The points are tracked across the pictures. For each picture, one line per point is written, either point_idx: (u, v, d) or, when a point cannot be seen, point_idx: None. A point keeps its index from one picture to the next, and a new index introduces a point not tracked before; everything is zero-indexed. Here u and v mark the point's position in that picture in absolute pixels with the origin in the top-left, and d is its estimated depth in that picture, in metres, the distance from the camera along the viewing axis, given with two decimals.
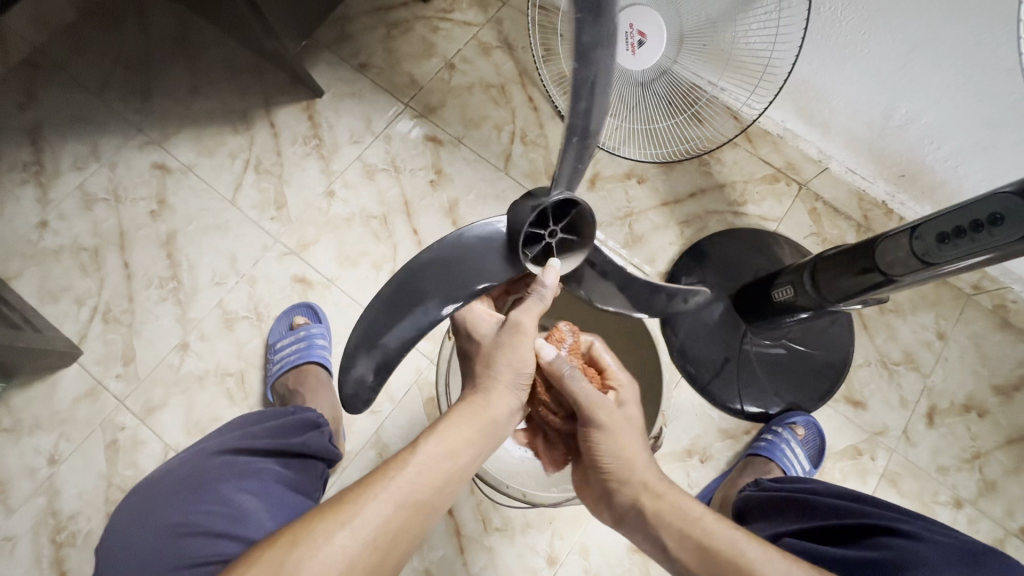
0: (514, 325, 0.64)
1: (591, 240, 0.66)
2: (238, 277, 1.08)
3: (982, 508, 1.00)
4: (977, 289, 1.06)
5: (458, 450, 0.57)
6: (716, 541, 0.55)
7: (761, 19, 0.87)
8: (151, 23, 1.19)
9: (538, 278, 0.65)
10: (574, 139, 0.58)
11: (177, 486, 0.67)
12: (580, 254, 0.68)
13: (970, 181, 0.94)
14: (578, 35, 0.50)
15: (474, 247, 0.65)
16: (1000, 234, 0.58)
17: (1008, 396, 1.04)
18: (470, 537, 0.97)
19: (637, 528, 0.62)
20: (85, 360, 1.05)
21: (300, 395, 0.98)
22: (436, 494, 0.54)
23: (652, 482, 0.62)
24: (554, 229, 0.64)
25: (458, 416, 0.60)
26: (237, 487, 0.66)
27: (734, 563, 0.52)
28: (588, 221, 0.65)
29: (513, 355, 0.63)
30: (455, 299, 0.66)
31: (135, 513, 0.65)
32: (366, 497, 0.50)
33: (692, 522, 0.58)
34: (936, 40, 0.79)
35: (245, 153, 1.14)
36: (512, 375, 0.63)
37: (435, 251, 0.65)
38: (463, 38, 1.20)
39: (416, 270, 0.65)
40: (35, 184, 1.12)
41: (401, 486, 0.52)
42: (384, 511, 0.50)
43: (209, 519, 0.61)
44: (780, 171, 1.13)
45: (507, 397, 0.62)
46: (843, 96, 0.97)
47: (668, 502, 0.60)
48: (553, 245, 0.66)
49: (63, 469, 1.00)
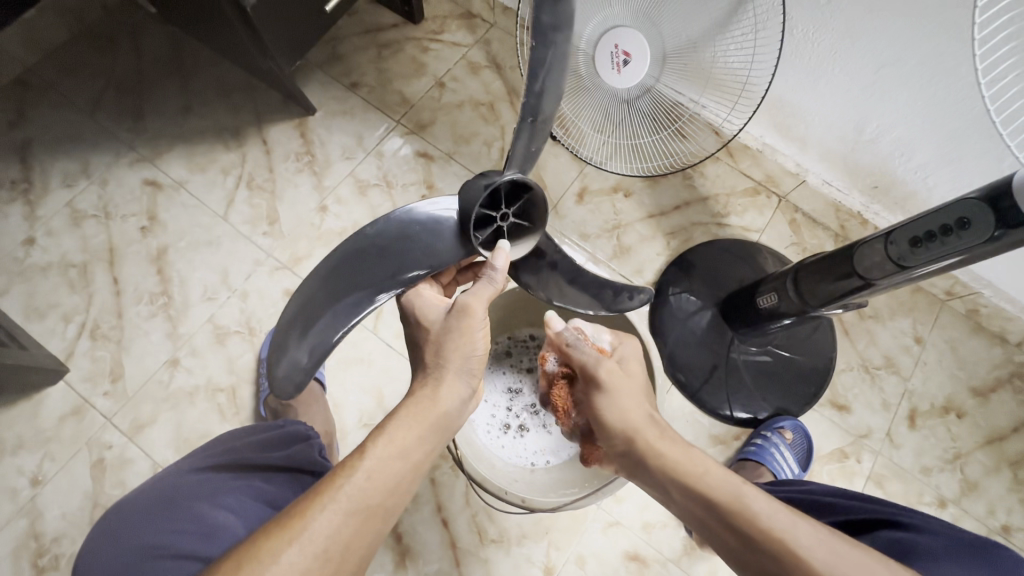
0: (463, 309, 0.62)
1: (542, 226, 0.68)
2: (230, 292, 1.08)
3: (965, 507, 1.03)
4: (950, 295, 1.10)
5: (408, 450, 0.55)
6: (719, 494, 0.56)
7: (738, 40, 0.91)
8: (144, 44, 1.21)
9: (488, 263, 0.64)
10: (528, 119, 0.64)
11: (153, 504, 0.63)
12: (530, 241, 0.69)
13: (937, 191, 0.99)
14: (536, 14, 0.59)
15: (425, 225, 0.66)
16: (966, 238, 0.62)
17: (985, 397, 1.08)
18: (466, 549, 0.96)
19: (646, 484, 0.64)
20: (72, 378, 1.03)
21: (293, 408, 0.95)
22: (390, 497, 0.52)
23: (651, 437, 0.64)
24: (506, 212, 0.66)
25: (406, 413, 0.58)
26: (212, 503, 0.62)
27: (739, 516, 0.53)
28: (540, 207, 0.67)
29: (460, 340, 0.61)
30: (400, 280, 0.66)
31: (107, 532, 0.61)
32: (315, 510, 0.48)
33: (696, 475, 0.59)
34: (899, 61, 0.85)
35: (237, 169, 1.15)
36: (461, 362, 0.61)
37: (386, 227, 0.66)
38: (453, 58, 1.23)
39: (363, 243, 0.65)
40: (23, 202, 1.12)
41: (351, 493, 0.50)
42: (334, 521, 0.48)
43: (181, 537, 0.57)
44: (760, 184, 1.18)
45: (457, 385, 0.60)
46: (817, 112, 1.02)
47: (672, 459, 0.61)
48: (504, 229, 0.67)
49: (47, 490, 0.98)
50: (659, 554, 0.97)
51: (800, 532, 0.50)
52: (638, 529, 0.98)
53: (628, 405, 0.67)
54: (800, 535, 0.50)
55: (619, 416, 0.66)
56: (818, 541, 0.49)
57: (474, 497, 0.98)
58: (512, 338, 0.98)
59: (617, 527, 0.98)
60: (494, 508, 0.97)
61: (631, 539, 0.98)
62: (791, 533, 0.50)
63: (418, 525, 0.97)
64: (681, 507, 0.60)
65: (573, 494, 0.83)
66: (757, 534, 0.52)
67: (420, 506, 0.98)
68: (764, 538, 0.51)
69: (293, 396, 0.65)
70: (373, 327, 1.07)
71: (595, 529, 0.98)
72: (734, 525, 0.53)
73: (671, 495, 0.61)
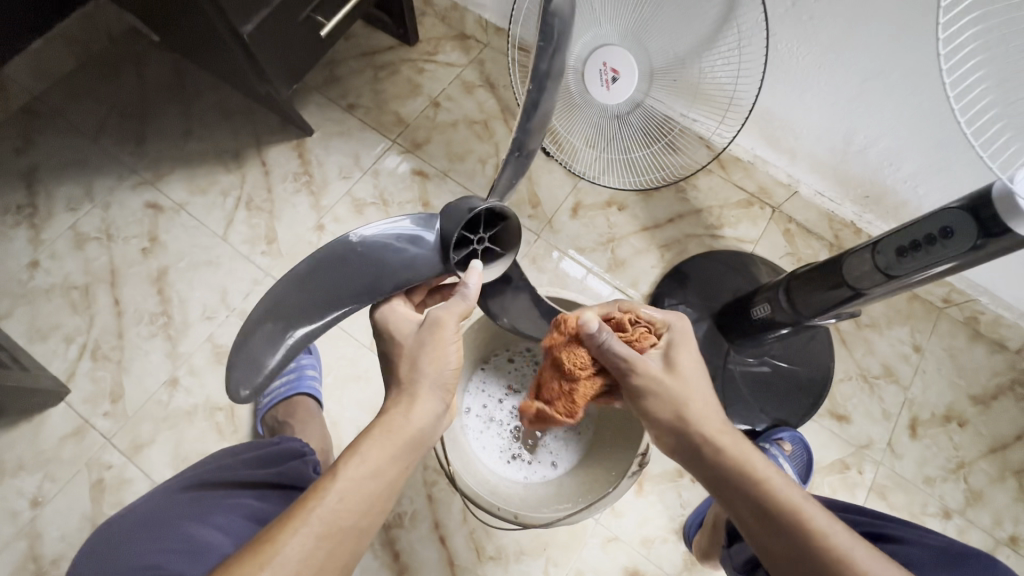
0: (435, 322, 0.63)
1: (514, 252, 0.69)
2: (229, 311, 1.10)
3: (971, 518, 1.01)
4: (947, 303, 1.09)
5: (381, 469, 0.55)
6: (783, 502, 0.53)
7: (725, 55, 0.92)
8: (147, 71, 1.24)
9: (461, 282, 0.66)
10: (513, 153, 0.69)
11: (142, 523, 0.63)
12: (503, 262, 0.70)
13: (929, 200, 0.99)
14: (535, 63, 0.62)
15: (407, 242, 0.67)
16: (950, 246, 0.62)
17: (986, 405, 1.07)
18: (464, 567, 0.96)
19: (692, 464, 0.61)
20: (73, 400, 1.04)
21: (290, 427, 0.96)
22: (365, 516, 0.52)
23: (712, 427, 0.60)
24: (481, 236, 0.67)
25: (379, 432, 0.57)
26: (201, 522, 0.62)
27: (804, 528, 0.51)
28: (514, 235, 0.69)
29: (434, 353, 0.61)
30: (375, 293, 0.67)
31: (98, 551, 0.61)
32: (287, 534, 0.48)
33: (758, 477, 0.55)
34: (885, 73, 0.86)
35: (236, 191, 1.17)
36: (435, 375, 0.61)
37: (373, 239, 0.67)
38: (447, 78, 1.26)
39: (345, 250, 0.66)
40: (27, 226, 1.14)
41: (323, 515, 0.50)
42: (306, 545, 0.48)
43: (169, 556, 0.57)
44: (754, 196, 1.19)
45: (430, 400, 0.60)
46: (806, 124, 1.02)
47: (737, 448, 0.58)
48: (479, 252, 0.68)
49: (46, 511, 0.98)
50: (659, 569, 0.96)
51: (862, 553, 0.49)
52: (637, 544, 0.97)
53: (687, 390, 0.62)
54: (862, 557, 0.49)
55: (675, 393, 0.62)
56: (878, 563, 0.49)
57: (470, 514, 0.97)
58: (511, 348, 0.97)
59: (616, 542, 0.97)
60: (492, 526, 0.97)
61: (630, 554, 0.97)
62: (852, 553, 0.49)
63: (415, 543, 0.96)
64: (729, 500, 0.57)
65: (565, 510, 0.83)
66: (819, 550, 0.50)
67: (417, 523, 0.97)
68: (827, 555, 0.49)
69: (254, 399, 0.67)
70: (369, 343, 1.08)
71: (594, 544, 0.97)
72: (796, 536, 0.51)
73: (720, 486, 0.58)
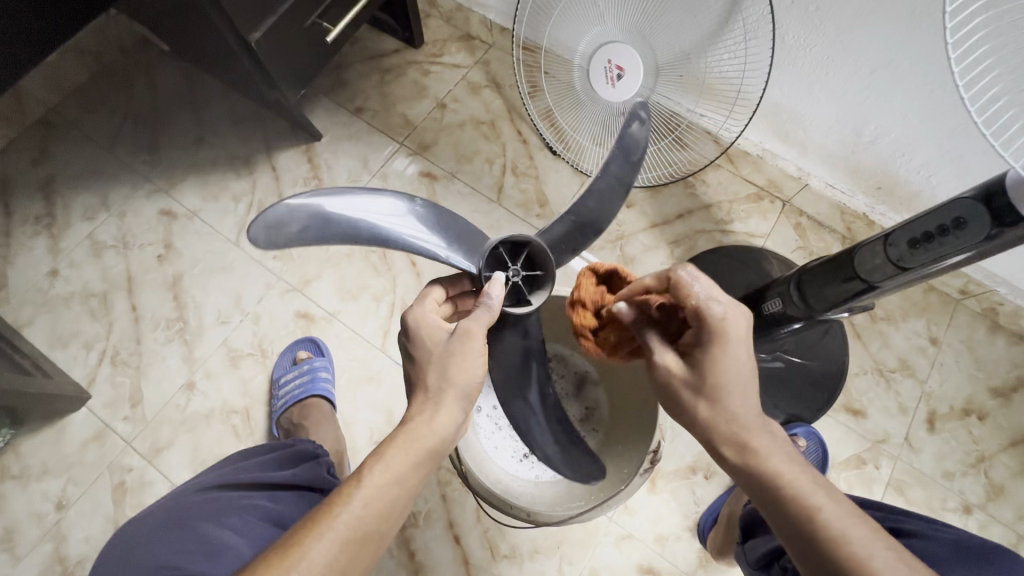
0: (464, 332, 0.61)
1: (536, 301, 0.69)
2: (242, 315, 1.11)
3: (992, 513, 1.00)
4: (964, 294, 1.08)
5: (401, 477, 0.55)
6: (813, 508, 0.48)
7: (730, 49, 0.91)
8: (158, 80, 1.26)
9: (484, 291, 0.65)
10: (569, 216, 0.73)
11: (161, 525, 0.64)
12: (521, 307, 0.69)
13: (942, 190, 0.97)
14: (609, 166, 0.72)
15: (473, 240, 0.70)
16: (964, 237, 0.62)
17: (1006, 398, 1.05)
18: (478, 566, 0.96)
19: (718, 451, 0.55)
20: (94, 405, 1.06)
21: (304, 429, 0.98)
22: (385, 522, 0.53)
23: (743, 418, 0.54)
24: (518, 269, 0.68)
25: (401, 441, 0.57)
26: (218, 523, 0.63)
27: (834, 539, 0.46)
28: (546, 288, 0.70)
29: (462, 364, 0.61)
30: (421, 247, 0.67)
31: (119, 553, 0.63)
32: (313, 538, 0.49)
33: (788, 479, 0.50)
34: (895, 62, 0.85)
35: (248, 196, 1.19)
36: (460, 387, 0.60)
37: (459, 220, 0.70)
38: (454, 79, 1.26)
39: (439, 213, 0.69)
40: (46, 236, 1.17)
41: (347, 521, 0.51)
42: (331, 550, 0.49)
43: (185, 558, 0.58)
44: (764, 190, 1.18)
45: (453, 409, 0.60)
46: (817, 116, 1.01)
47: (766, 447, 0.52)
48: (508, 281, 0.69)
49: (70, 514, 1.01)
50: (674, 567, 0.96)
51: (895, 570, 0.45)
52: (652, 542, 0.97)
53: (721, 377, 0.54)
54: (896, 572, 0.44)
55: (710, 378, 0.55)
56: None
57: (484, 512, 0.98)
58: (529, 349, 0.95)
59: (630, 540, 0.97)
60: (505, 524, 0.97)
61: (644, 552, 0.96)
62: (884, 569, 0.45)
63: (429, 542, 0.97)
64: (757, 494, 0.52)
65: (578, 508, 0.84)
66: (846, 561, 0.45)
67: (432, 523, 0.98)
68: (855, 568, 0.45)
69: (259, 245, 0.62)
70: (381, 346, 1.09)
71: (608, 542, 0.97)
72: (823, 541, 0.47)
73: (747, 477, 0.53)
